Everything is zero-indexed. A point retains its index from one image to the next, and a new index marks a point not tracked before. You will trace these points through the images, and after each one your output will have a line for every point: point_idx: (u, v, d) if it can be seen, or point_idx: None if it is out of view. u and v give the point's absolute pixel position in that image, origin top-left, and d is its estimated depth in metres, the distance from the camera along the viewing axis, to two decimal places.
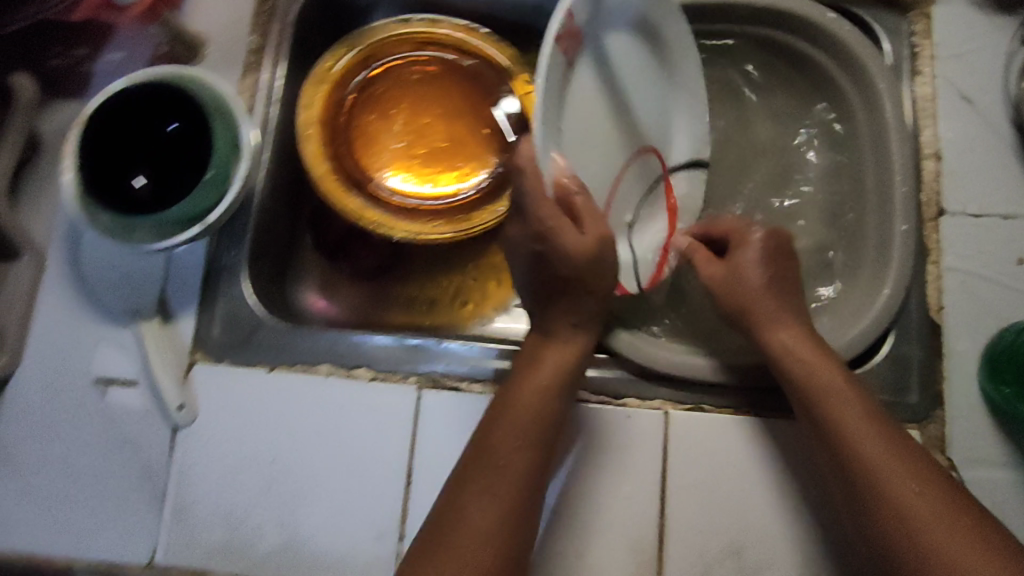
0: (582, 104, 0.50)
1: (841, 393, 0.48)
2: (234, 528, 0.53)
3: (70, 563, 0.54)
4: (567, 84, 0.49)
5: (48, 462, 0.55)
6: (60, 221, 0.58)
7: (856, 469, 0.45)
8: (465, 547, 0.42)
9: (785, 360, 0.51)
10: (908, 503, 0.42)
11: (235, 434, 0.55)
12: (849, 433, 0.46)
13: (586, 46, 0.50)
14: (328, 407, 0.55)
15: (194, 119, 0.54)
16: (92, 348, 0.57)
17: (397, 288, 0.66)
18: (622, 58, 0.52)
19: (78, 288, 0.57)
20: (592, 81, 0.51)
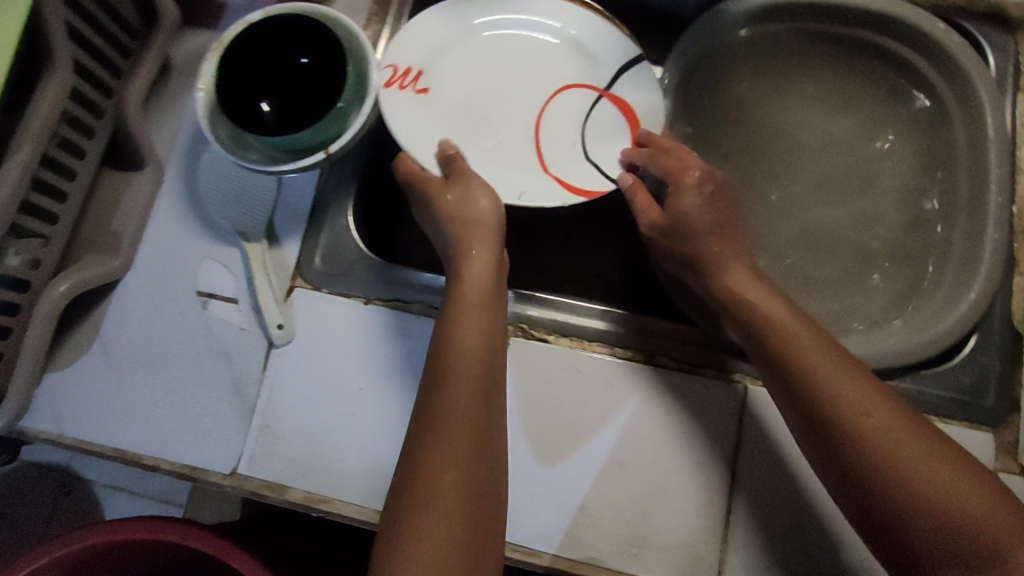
0: (469, 102, 0.62)
1: (812, 348, 0.50)
2: (315, 447, 0.56)
3: (156, 463, 0.56)
4: (453, 100, 0.62)
5: (144, 364, 0.58)
6: (182, 141, 0.62)
7: (852, 440, 0.47)
8: (441, 513, 0.45)
9: (762, 329, 0.52)
10: (912, 466, 0.45)
11: (311, 355, 0.57)
12: (826, 391, 0.48)
13: (449, 69, 0.62)
14: (372, 329, 0.58)
15: (326, 53, 0.56)
16: (195, 263, 0.60)
17: None
18: (524, 58, 0.64)
19: (192, 206, 0.61)
20: (477, 79, 0.63)
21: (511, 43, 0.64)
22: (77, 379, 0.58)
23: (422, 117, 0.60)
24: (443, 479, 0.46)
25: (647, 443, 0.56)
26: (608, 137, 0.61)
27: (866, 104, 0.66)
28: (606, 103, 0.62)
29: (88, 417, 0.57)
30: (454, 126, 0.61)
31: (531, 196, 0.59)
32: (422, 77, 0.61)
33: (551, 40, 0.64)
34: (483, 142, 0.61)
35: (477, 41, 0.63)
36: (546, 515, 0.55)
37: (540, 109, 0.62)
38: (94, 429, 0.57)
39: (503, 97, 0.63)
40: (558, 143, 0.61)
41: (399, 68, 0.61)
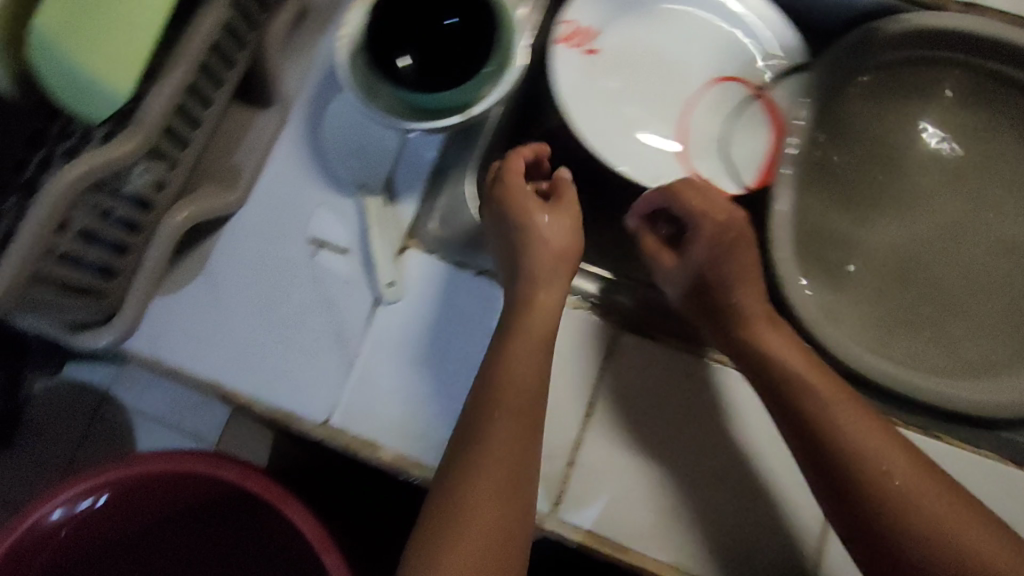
0: (625, 74, 0.62)
1: (834, 399, 0.49)
2: (411, 410, 0.55)
3: (249, 401, 0.57)
4: (610, 68, 0.62)
5: (246, 302, 0.58)
6: (312, 82, 0.61)
7: (877, 487, 0.47)
8: (483, 506, 0.48)
9: (782, 366, 0.51)
10: (932, 512, 0.46)
11: (398, 322, 0.57)
12: (846, 446, 0.48)
13: (615, 34, 0.62)
14: (455, 303, 0.57)
15: (478, 16, 0.55)
16: (309, 209, 0.59)
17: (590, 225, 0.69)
18: (688, 39, 0.63)
19: (313, 150, 0.60)
20: (637, 52, 0.62)
21: (681, 22, 0.63)
22: (182, 308, 0.58)
23: (578, 85, 0.60)
24: (484, 479, 0.48)
25: (739, 456, 0.54)
26: (749, 140, 0.61)
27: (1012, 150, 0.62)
28: (756, 107, 0.62)
29: (188, 346, 0.57)
30: (600, 100, 0.61)
31: (663, 179, 0.60)
32: (596, 38, 0.61)
33: (713, 30, 0.63)
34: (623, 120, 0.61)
35: (645, 16, 0.63)
36: (632, 513, 0.53)
37: (689, 101, 0.62)
38: (194, 359, 0.57)
39: (655, 76, 0.62)
40: (702, 137, 0.62)
41: (578, 25, 0.61)
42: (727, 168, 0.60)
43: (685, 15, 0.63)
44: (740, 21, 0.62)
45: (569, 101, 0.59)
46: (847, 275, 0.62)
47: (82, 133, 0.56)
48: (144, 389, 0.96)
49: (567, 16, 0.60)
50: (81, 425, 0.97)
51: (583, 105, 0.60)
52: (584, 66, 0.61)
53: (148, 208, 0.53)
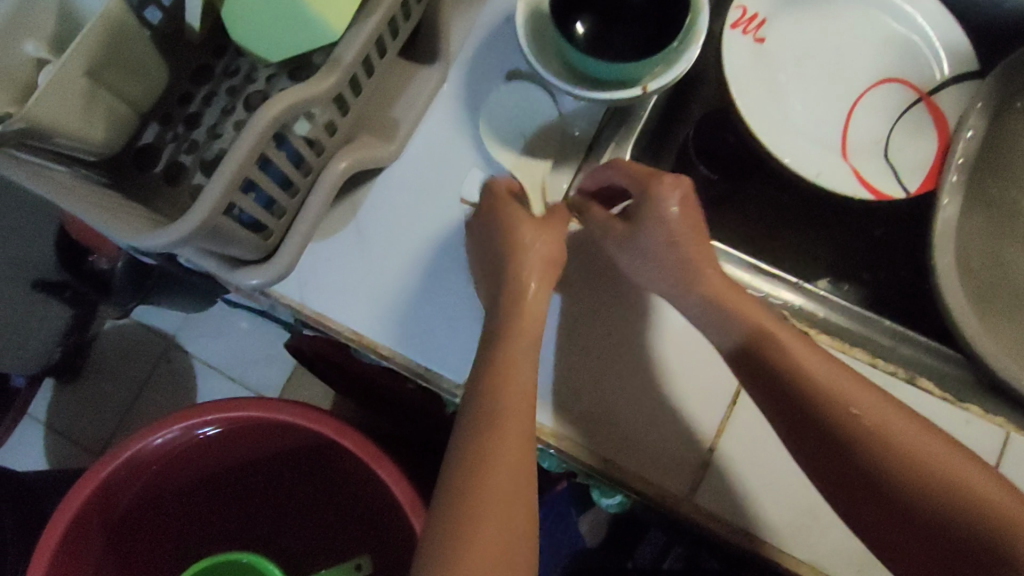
0: (792, 66, 0.61)
1: (832, 381, 0.49)
2: (551, 381, 0.55)
3: (390, 355, 0.57)
4: (776, 58, 0.60)
5: (388, 256, 0.58)
6: (478, 45, 0.61)
7: (888, 451, 0.48)
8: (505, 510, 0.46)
9: (770, 342, 0.51)
10: (944, 467, 0.47)
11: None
12: (843, 426, 0.49)
13: (785, 23, 0.61)
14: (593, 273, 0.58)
15: None
16: (464, 168, 0.59)
17: (744, 209, 0.67)
18: (862, 34, 0.62)
19: (473, 113, 0.60)
20: (808, 43, 0.61)
21: (857, 17, 0.62)
22: (329, 256, 0.58)
23: (747, 70, 0.59)
24: (488, 484, 0.47)
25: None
26: (916, 143, 0.60)
27: None
28: (922, 110, 0.61)
29: (331, 294, 0.58)
30: (769, 90, 0.60)
31: (828, 177, 0.59)
32: (766, 27, 0.60)
33: (882, 29, 0.62)
34: (791, 110, 0.60)
35: (814, 9, 0.61)
36: (761, 505, 0.53)
37: (855, 100, 0.61)
38: (338, 309, 0.57)
39: (823, 69, 0.61)
40: (865, 136, 0.60)
41: (749, 11, 0.60)
42: (892, 171, 0.59)
43: (855, 10, 0.62)
44: (917, 23, 0.61)
45: (737, 85, 0.59)
46: (1002, 291, 0.60)
47: (247, 72, 0.55)
48: (212, 336, 1.08)
49: (738, 2, 0.60)
50: (150, 370, 1.08)
51: (752, 93, 0.59)
52: (753, 54, 0.60)
53: (318, 149, 0.53)
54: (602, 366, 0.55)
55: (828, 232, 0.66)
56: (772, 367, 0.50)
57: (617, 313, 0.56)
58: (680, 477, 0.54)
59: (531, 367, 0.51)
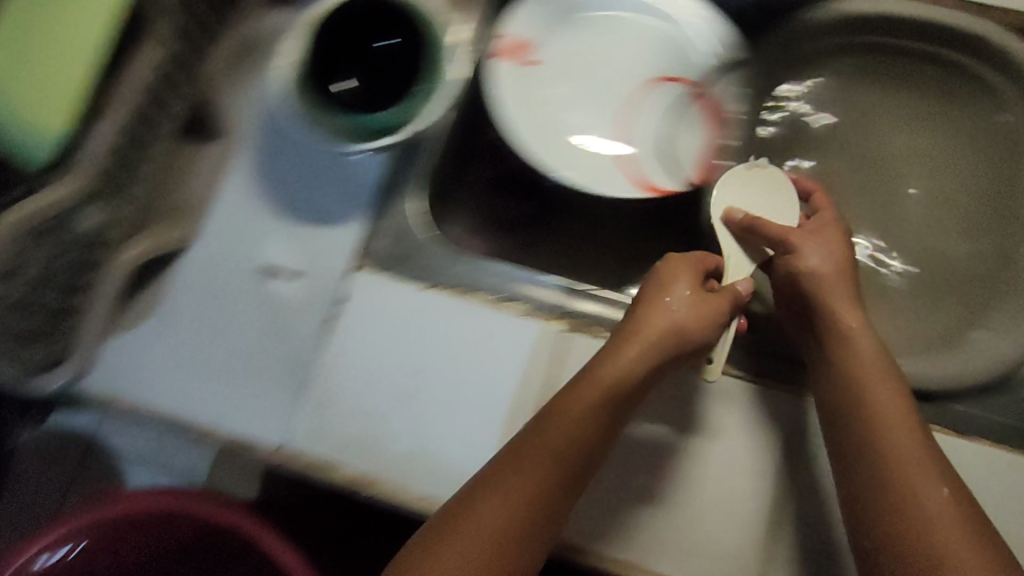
0: (564, 88, 0.63)
1: (887, 410, 0.51)
2: (368, 426, 0.56)
3: (211, 430, 0.57)
4: (546, 82, 0.63)
5: (200, 333, 0.59)
6: (254, 110, 0.61)
7: (906, 488, 0.48)
8: (510, 500, 0.48)
9: (846, 353, 0.53)
10: (936, 516, 0.46)
11: (408, 315, 0.58)
12: (863, 436, 0.50)
13: (552, 47, 0.63)
14: (476, 334, 0.57)
15: (412, 37, 0.56)
16: (266, 233, 0.60)
17: (545, 235, 0.68)
18: (622, 40, 0.64)
19: (258, 180, 0.60)
20: (578, 60, 0.64)
21: (614, 25, 0.64)
22: (142, 343, 0.58)
23: (519, 97, 0.61)
24: (535, 446, 0.50)
25: (700, 446, 0.53)
26: (684, 141, 0.62)
27: (943, 143, 0.65)
28: (693, 107, 0.63)
29: (147, 378, 0.58)
30: (542, 113, 0.62)
31: (601, 187, 0.60)
32: (535, 49, 0.62)
33: (650, 37, 0.64)
34: (563, 128, 0.62)
35: (582, 29, 0.64)
36: (583, 516, 0.52)
37: (625, 107, 0.64)
38: (154, 392, 0.57)
39: (595, 83, 0.64)
40: (637, 140, 0.63)
41: (516, 38, 0.62)
42: (664, 167, 0.62)
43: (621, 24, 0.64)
44: (682, 21, 0.63)
45: (511, 113, 0.61)
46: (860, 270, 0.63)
47: None
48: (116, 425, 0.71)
49: (501, 28, 0.61)
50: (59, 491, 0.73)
51: (523, 117, 0.61)
52: (523, 82, 0.62)
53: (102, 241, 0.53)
54: (414, 406, 0.56)
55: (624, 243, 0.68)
56: (841, 375, 0.53)
57: (424, 348, 0.57)
58: None
59: (638, 373, 0.51)
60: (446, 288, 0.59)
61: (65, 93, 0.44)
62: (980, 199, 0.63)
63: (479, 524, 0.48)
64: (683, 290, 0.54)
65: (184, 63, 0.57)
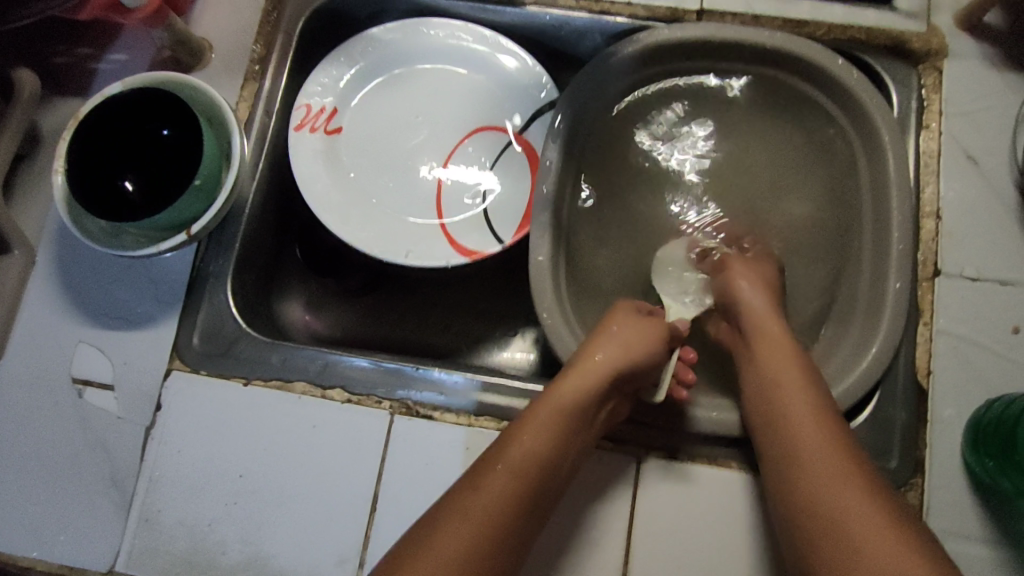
0: (374, 149, 0.61)
1: (797, 407, 0.48)
2: (196, 541, 0.53)
3: (30, 564, 0.54)
4: (353, 146, 0.61)
5: (14, 459, 0.55)
6: (52, 219, 0.59)
7: (817, 490, 0.44)
8: (461, 538, 0.43)
9: (758, 365, 0.52)
10: (856, 512, 0.42)
11: (233, 414, 0.55)
12: (794, 427, 0.47)
13: (357, 110, 0.61)
14: (303, 424, 0.55)
15: (185, 118, 0.53)
16: (73, 345, 0.57)
17: (385, 303, 0.66)
18: (437, 94, 0.62)
19: (63, 291, 0.58)
20: (387, 118, 0.61)
21: (431, 79, 0.63)
22: None
23: (327, 166, 0.59)
24: (498, 467, 0.46)
25: (566, 518, 0.51)
26: (506, 190, 0.60)
27: (785, 150, 0.61)
28: (514, 154, 0.61)
29: None
30: (353, 179, 0.60)
31: (419, 253, 0.58)
32: (336, 117, 0.60)
33: (456, 87, 0.63)
34: (378, 192, 0.60)
35: (386, 88, 0.62)
36: None
37: (444, 163, 0.61)
38: None
39: (408, 140, 0.61)
40: (457, 195, 0.60)
41: (315, 107, 0.60)
42: (486, 219, 0.59)
43: (425, 77, 0.63)
44: (484, 67, 0.62)
45: (317, 184, 0.59)
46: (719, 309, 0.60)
47: None
48: None
49: (302, 100, 0.60)
50: None
51: (332, 186, 0.59)
52: (330, 150, 0.60)
53: None
54: (244, 510, 0.53)
55: (468, 301, 0.66)
56: (763, 384, 0.50)
57: (251, 449, 0.54)
58: None
59: (589, 400, 0.49)
60: (271, 381, 0.56)
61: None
62: (828, 219, 0.59)
63: (437, 549, 0.42)
64: (625, 322, 0.54)
65: None
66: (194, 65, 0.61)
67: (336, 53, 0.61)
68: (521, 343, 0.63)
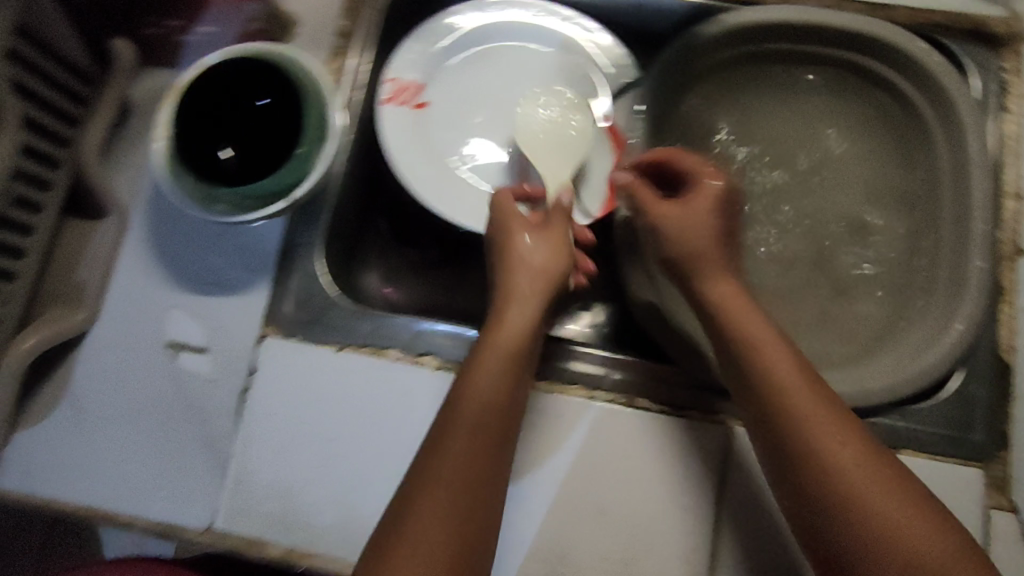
0: (460, 124, 0.61)
1: (775, 376, 0.48)
2: (291, 501, 0.54)
3: (130, 521, 0.55)
4: (438, 120, 0.61)
5: (109, 419, 0.57)
6: (145, 185, 0.60)
7: (812, 474, 0.44)
8: (430, 528, 0.42)
9: (728, 329, 0.51)
10: (857, 488, 0.42)
11: (325, 381, 0.56)
12: (801, 426, 0.45)
13: (441, 85, 0.62)
14: (394, 392, 0.56)
15: (285, 87, 0.55)
16: (165, 310, 0.58)
17: (461, 275, 0.67)
18: (520, 71, 0.63)
19: (156, 256, 0.59)
20: (471, 95, 0.62)
21: (515, 57, 0.63)
22: (47, 435, 0.56)
23: (414, 140, 0.60)
24: (446, 460, 0.45)
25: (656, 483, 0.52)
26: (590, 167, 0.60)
27: (858, 130, 0.63)
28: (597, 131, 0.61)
29: (55, 471, 0.56)
30: (438, 153, 0.60)
31: None
32: (423, 91, 0.61)
33: (539, 65, 0.63)
34: (464, 166, 0.60)
35: (470, 65, 0.62)
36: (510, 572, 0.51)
37: None
38: (64, 485, 0.55)
39: (492, 117, 0.62)
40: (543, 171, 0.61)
41: (401, 81, 0.60)
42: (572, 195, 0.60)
43: (508, 55, 0.63)
44: (569, 45, 0.63)
45: (404, 157, 0.59)
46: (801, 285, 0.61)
47: None
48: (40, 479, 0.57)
49: (389, 75, 0.60)
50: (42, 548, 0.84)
51: (417, 160, 0.59)
52: (417, 124, 0.60)
53: None
54: (338, 472, 0.55)
55: None
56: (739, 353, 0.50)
57: (346, 413, 0.56)
58: None
59: (513, 352, 0.49)
60: (364, 348, 0.57)
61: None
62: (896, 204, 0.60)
63: (408, 544, 0.42)
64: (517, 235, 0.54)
65: (60, 137, 0.55)
66: (281, 40, 0.62)
67: (422, 30, 0.61)
68: (588, 318, 0.68)
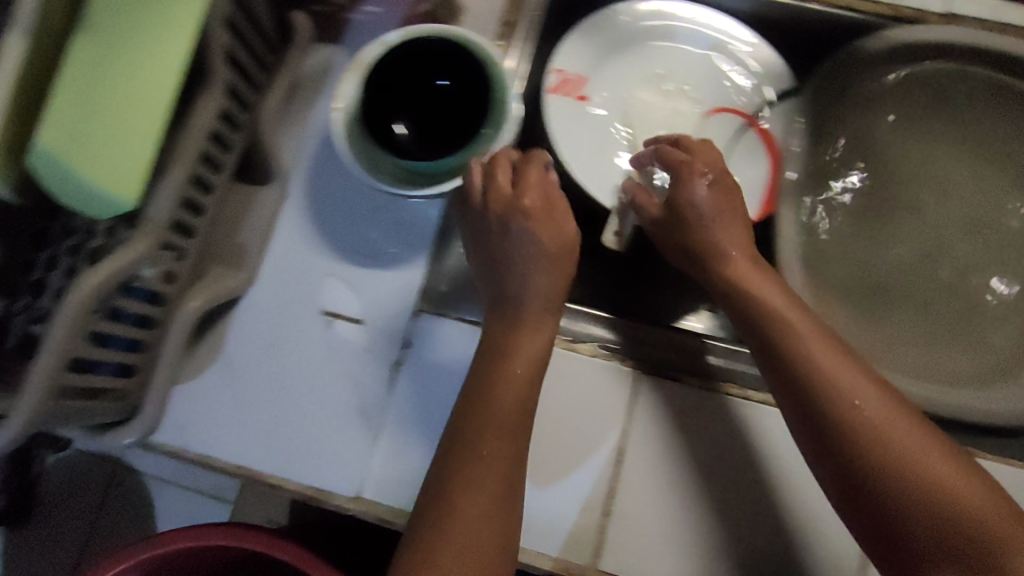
0: (617, 121, 0.63)
1: (803, 344, 0.49)
2: None
3: (280, 482, 0.56)
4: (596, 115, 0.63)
5: (260, 381, 0.58)
6: (308, 156, 0.62)
7: (853, 448, 0.46)
8: (480, 497, 0.47)
9: (744, 298, 0.52)
10: (901, 456, 0.45)
11: None
12: (838, 400, 0.47)
13: (601, 80, 0.63)
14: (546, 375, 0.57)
15: (464, 71, 0.55)
16: (321, 278, 0.59)
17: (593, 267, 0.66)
18: (676, 73, 0.65)
19: (315, 227, 0.60)
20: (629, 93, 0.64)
21: (672, 59, 0.65)
22: (205, 391, 0.57)
23: (576, 131, 0.62)
24: (487, 436, 0.48)
25: None
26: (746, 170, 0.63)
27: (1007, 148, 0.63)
28: (752, 139, 0.64)
29: (209, 427, 0.57)
30: (597, 148, 0.62)
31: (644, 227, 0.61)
32: (585, 85, 0.63)
33: (696, 67, 0.65)
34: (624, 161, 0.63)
35: (630, 63, 0.64)
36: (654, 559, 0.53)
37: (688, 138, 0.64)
38: (218, 442, 0.56)
39: (648, 115, 0.64)
40: None
41: (566, 73, 0.62)
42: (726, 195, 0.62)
43: (666, 55, 0.64)
44: (730, 49, 0.64)
45: (568, 150, 0.61)
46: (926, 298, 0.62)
47: (86, 228, 0.51)
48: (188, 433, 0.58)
49: (555, 67, 0.62)
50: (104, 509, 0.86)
51: (579, 154, 0.61)
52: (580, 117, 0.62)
53: (169, 290, 0.53)
54: None
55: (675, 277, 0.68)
56: (758, 320, 0.51)
57: None
58: (584, 546, 0.53)
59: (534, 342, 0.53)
60: None
61: (140, 162, 0.42)
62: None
63: (464, 508, 0.46)
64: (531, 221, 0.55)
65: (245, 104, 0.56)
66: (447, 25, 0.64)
67: (587, 24, 0.62)
68: None
